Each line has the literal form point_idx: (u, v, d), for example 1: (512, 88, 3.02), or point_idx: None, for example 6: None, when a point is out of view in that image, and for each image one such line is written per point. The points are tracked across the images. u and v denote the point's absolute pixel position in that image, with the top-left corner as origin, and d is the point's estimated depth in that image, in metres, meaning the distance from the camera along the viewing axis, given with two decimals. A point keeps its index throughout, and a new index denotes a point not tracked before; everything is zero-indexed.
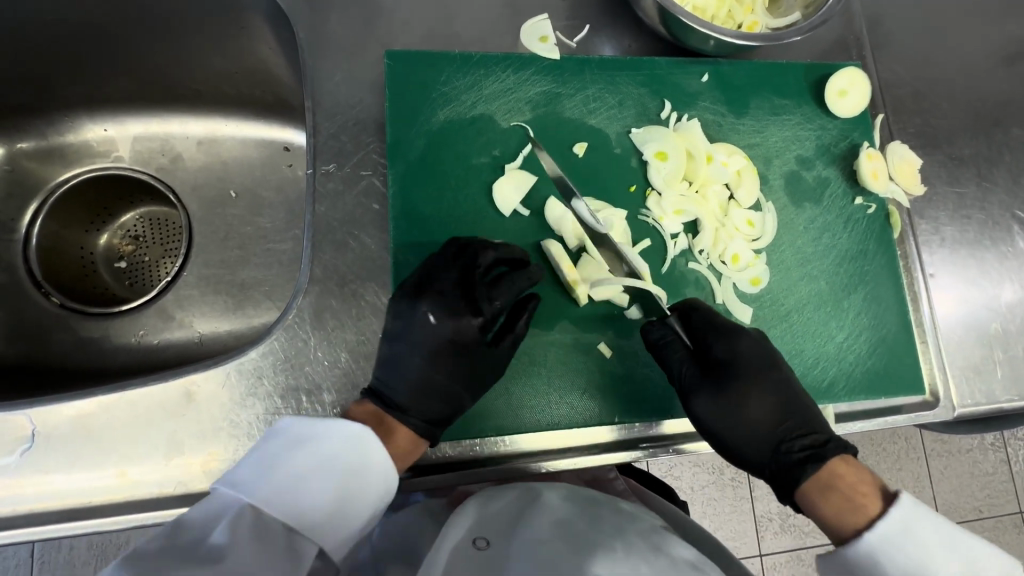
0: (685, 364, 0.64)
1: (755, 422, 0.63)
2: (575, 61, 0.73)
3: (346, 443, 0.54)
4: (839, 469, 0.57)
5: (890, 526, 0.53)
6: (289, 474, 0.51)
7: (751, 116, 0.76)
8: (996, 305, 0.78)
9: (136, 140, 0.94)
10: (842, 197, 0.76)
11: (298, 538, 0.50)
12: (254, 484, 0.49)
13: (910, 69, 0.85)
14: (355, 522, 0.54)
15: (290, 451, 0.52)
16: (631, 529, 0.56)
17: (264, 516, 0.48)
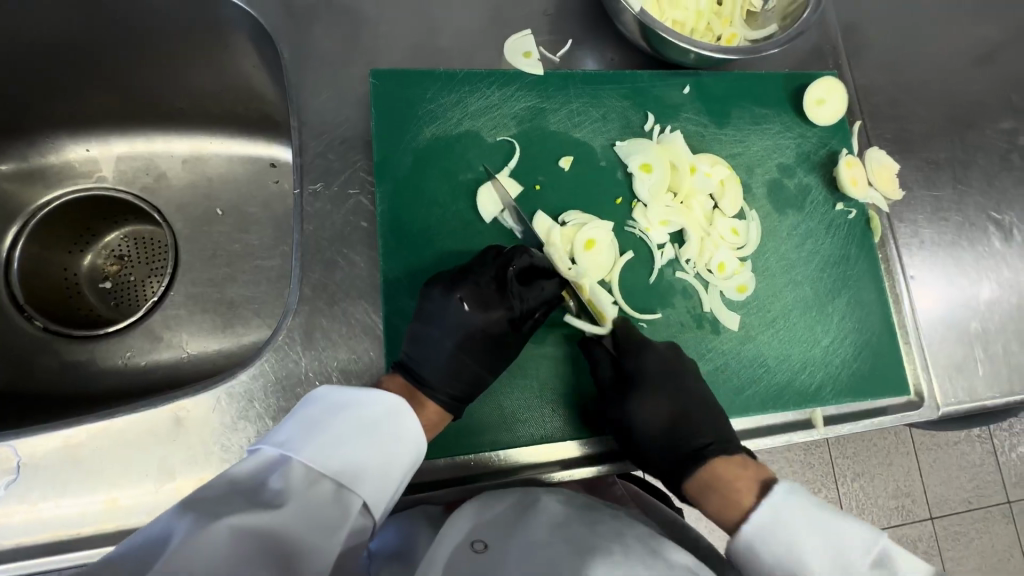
0: (605, 376, 0.65)
1: (660, 428, 0.65)
2: (558, 76, 0.74)
3: (385, 411, 0.55)
4: (725, 467, 0.61)
5: (756, 518, 0.55)
6: (329, 436, 0.51)
7: (733, 126, 0.77)
8: (975, 304, 0.80)
9: (119, 160, 0.93)
10: (823, 203, 0.78)
11: (346, 492, 0.50)
12: (296, 444, 0.50)
13: (884, 76, 0.87)
14: (395, 484, 0.54)
15: (325, 417, 0.53)
16: (631, 533, 0.56)
17: (312, 474, 0.49)
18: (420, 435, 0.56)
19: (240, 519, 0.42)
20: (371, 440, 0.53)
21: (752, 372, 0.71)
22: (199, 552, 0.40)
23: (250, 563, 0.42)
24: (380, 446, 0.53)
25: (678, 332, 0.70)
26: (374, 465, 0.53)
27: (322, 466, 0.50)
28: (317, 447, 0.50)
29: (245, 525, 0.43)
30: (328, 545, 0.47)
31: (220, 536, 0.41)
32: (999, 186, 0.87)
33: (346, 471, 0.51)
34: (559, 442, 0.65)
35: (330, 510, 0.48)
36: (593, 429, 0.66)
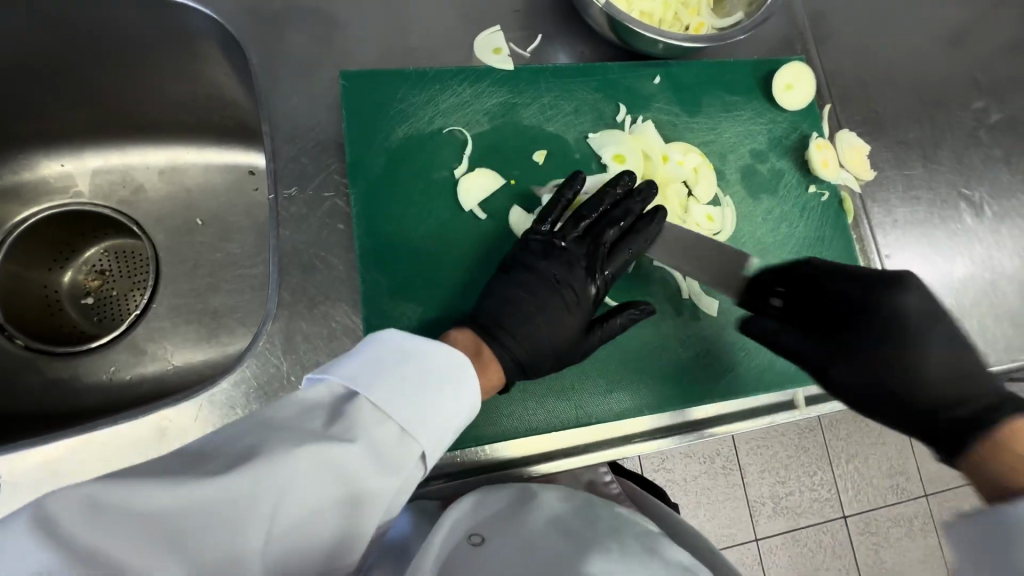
0: (789, 337, 0.67)
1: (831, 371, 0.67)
2: (529, 71, 0.74)
3: (446, 363, 0.52)
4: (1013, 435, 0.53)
5: None
6: (393, 379, 0.48)
7: (704, 114, 0.78)
8: (950, 281, 0.82)
9: (95, 174, 0.93)
10: (796, 186, 0.78)
11: (406, 440, 0.47)
12: (365, 380, 0.47)
13: (852, 59, 0.88)
14: (450, 439, 0.51)
15: (390, 359, 0.50)
16: (627, 531, 0.56)
17: (379, 414, 0.46)
18: (478, 395, 0.54)
19: (310, 455, 0.40)
20: (433, 389, 0.50)
21: (732, 357, 0.71)
22: (279, 475, 0.39)
23: (321, 494, 0.41)
24: (441, 399, 0.50)
25: (658, 319, 0.70)
26: (437, 419, 0.49)
27: (390, 408, 0.46)
28: (385, 386, 0.47)
29: (314, 462, 0.40)
30: (380, 498, 0.44)
31: (286, 471, 0.39)
32: (969, 164, 0.89)
33: (410, 418, 0.47)
34: (545, 433, 0.66)
35: (390, 456, 0.45)
36: (582, 420, 0.66)
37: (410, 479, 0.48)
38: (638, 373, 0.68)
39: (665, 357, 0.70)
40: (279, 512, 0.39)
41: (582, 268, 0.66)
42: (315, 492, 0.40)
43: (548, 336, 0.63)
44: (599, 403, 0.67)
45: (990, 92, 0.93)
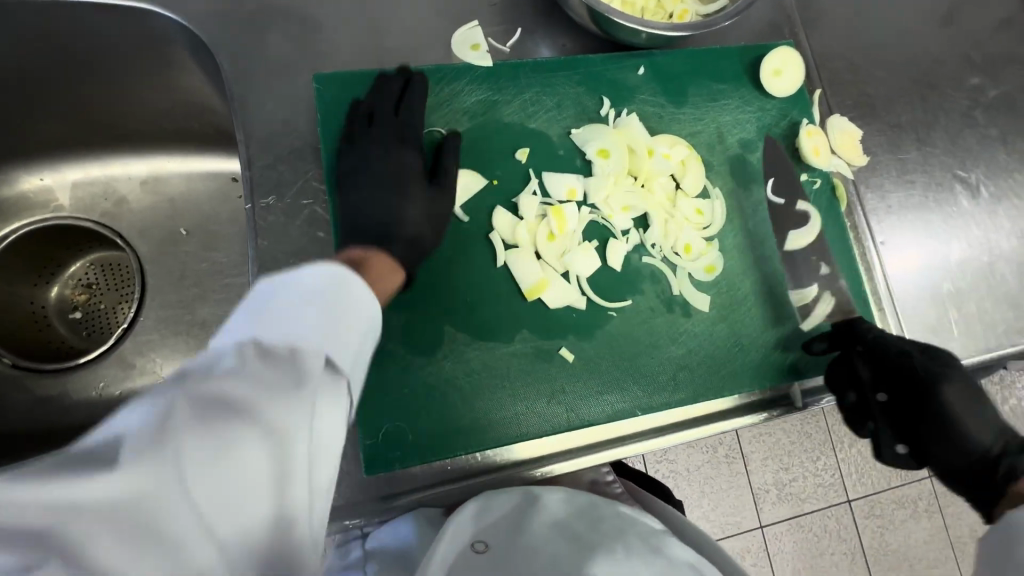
0: (907, 348, 0.68)
1: (976, 433, 0.64)
2: (509, 67, 0.72)
3: (330, 279, 0.40)
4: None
5: None
6: (279, 311, 0.37)
7: (691, 104, 0.76)
8: (946, 265, 0.80)
9: (75, 187, 0.91)
10: (787, 175, 0.77)
11: (301, 359, 0.36)
12: (247, 321, 0.36)
13: (842, 41, 0.86)
14: (355, 337, 0.40)
15: (260, 299, 0.38)
16: (631, 531, 0.56)
17: (256, 352, 0.34)
18: (373, 301, 0.43)
19: (180, 401, 0.31)
20: (335, 311, 0.39)
21: (727, 353, 0.69)
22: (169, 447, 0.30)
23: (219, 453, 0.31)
24: (348, 332, 0.39)
25: (650, 318, 0.68)
26: (338, 329, 0.39)
27: (267, 341, 0.35)
28: (270, 319, 0.36)
29: (186, 411, 0.31)
30: (297, 446, 0.34)
31: (156, 430, 0.30)
32: (964, 145, 0.87)
33: (294, 342, 0.36)
34: (536, 440, 0.64)
35: (289, 385, 0.34)
36: (574, 424, 0.64)
37: (338, 423, 0.38)
38: (629, 375, 0.67)
39: (657, 357, 0.68)
40: (161, 489, 0.29)
41: (411, 146, 0.69)
42: (200, 451, 0.31)
43: (432, 230, 0.64)
44: (590, 406, 0.65)
45: (985, 70, 0.91)
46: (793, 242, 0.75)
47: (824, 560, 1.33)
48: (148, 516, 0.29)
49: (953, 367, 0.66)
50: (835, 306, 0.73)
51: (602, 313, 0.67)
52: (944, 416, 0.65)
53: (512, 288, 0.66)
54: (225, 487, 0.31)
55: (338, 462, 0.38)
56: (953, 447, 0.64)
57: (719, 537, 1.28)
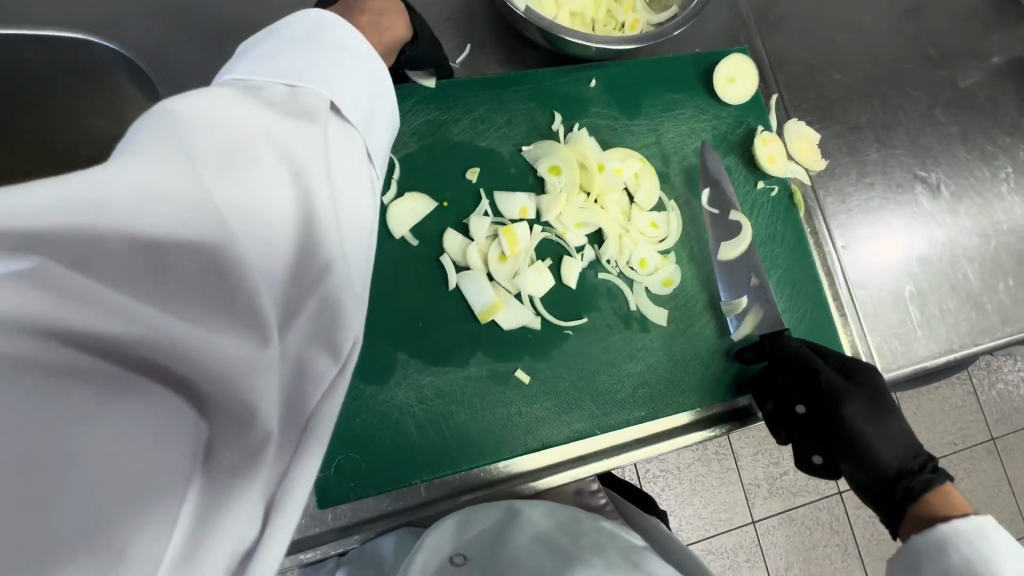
0: (825, 367, 0.65)
1: (883, 451, 0.63)
2: (457, 85, 0.70)
3: (310, 25, 0.42)
4: (950, 497, 0.58)
5: (962, 525, 0.53)
6: (271, 55, 0.38)
7: (644, 115, 0.75)
8: (911, 265, 0.80)
9: None
10: (744, 183, 0.76)
11: (301, 92, 0.37)
12: (244, 67, 0.37)
13: (798, 44, 0.85)
14: (359, 86, 0.41)
15: (250, 47, 0.39)
16: (612, 547, 0.60)
17: (254, 82, 0.36)
18: (369, 46, 0.44)
19: (195, 105, 0.31)
20: (326, 47, 0.41)
21: (688, 367, 0.69)
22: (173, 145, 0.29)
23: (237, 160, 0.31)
24: (345, 55, 0.41)
25: (606, 334, 0.68)
26: (333, 68, 0.40)
27: (266, 70, 0.37)
28: (264, 63, 0.37)
29: (201, 115, 0.31)
30: (319, 153, 0.35)
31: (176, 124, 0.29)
32: (924, 144, 0.86)
33: (295, 72, 0.37)
34: (498, 463, 0.64)
35: (293, 111, 0.36)
36: (534, 446, 0.64)
37: (356, 157, 0.39)
38: (587, 393, 0.66)
39: (617, 373, 0.67)
40: (200, 176, 0.28)
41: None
42: (230, 145, 0.31)
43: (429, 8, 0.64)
44: (550, 427, 0.64)
45: (943, 66, 0.91)
46: (723, 255, 0.71)
47: (817, 552, 1.33)
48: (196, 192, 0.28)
49: (866, 384, 0.65)
50: (762, 319, 0.69)
51: (557, 332, 0.66)
52: (851, 433, 0.63)
53: (464, 311, 0.65)
54: (263, 186, 0.31)
55: (368, 187, 0.39)
56: (858, 461, 0.63)
57: (712, 534, 1.28)
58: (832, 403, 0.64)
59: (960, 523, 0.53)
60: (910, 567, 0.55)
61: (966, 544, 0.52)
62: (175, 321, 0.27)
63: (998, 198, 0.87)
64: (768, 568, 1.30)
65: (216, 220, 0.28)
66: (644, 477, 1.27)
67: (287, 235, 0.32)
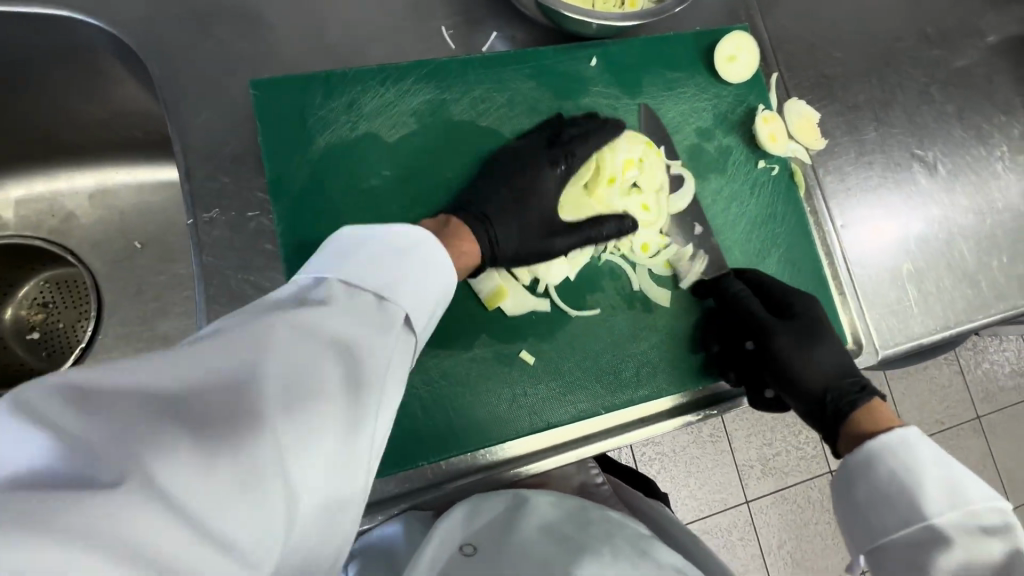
0: (755, 300, 0.66)
1: (813, 376, 0.63)
2: (456, 63, 0.69)
3: (404, 239, 0.53)
4: (882, 411, 0.58)
5: (886, 438, 0.53)
6: (360, 257, 0.49)
7: (646, 94, 0.74)
8: (908, 244, 0.81)
9: (20, 204, 0.85)
10: (745, 163, 0.76)
11: (385, 303, 0.47)
12: (339, 271, 0.47)
13: (799, 22, 0.85)
14: (428, 293, 0.51)
15: (352, 247, 0.51)
16: (619, 535, 0.55)
17: (353, 290, 0.46)
18: (448, 265, 0.55)
19: (293, 315, 0.40)
20: (409, 257, 0.52)
21: (692, 345, 0.69)
22: (263, 336, 0.38)
23: (317, 348, 0.39)
24: (423, 273, 0.52)
25: (610, 314, 0.68)
26: (409, 281, 0.50)
27: (361, 283, 0.47)
28: (356, 269, 0.48)
29: (291, 317, 0.40)
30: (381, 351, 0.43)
31: (268, 327, 0.39)
32: (921, 123, 0.87)
33: (382, 285, 0.48)
34: (503, 444, 0.63)
35: (370, 316, 0.45)
36: (539, 427, 0.64)
37: (401, 334, 0.47)
38: (593, 374, 0.66)
39: (621, 354, 0.67)
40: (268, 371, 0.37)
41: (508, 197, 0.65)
42: (308, 347, 0.39)
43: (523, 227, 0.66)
44: (555, 408, 0.65)
45: (940, 45, 0.91)
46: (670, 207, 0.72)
47: (807, 530, 1.36)
48: (273, 349, 0.38)
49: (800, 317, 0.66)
50: (709, 263, 0.71)
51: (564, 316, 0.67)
52: (782, 363, 0.63)
53: (467, 293, 0.65)
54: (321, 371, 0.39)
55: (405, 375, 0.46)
56: (790, 390, 0.64)
57: (706, 514, 1.30)
58: (768, 332, 0.64)
59: (886, 437, 0.53)
60: (845, 488, 0.55)
61: (892, 457, 0.52)
62: (264, 445, 0.34)
63: (993, 176, 0.87)
64: (761, 546, 1.32)
65: (275, 394, 0.36)
66: (641, 459, 1.28)
67: (337, 413, 0.38)
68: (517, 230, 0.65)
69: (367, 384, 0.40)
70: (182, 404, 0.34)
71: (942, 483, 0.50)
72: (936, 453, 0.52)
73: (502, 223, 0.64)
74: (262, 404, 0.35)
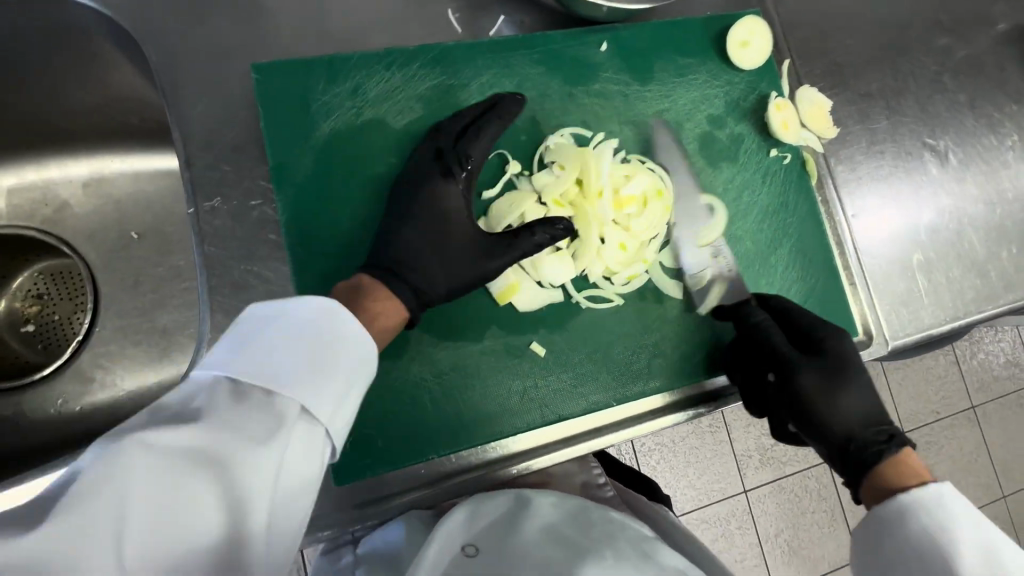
0: (779, 336, 0.63)
1: (837, 421, 0.60)
2: (463, 48, 0.67)
3: (314, 316, 0.47)
4: (912, 465, 0.55)
5: (920, 493, 0.51)
6: (261, 344, 0.44)
7: (657, 80, 0.73)
8: (918, 235, 0.80)
9: (10, 193, 0.82)
10: (757, 151, 0.75)
11: (274, 399, 0.42)
12: (231, 366, 0.43)
13: (810, 7, 0.83)
14: (336, 374, 0.46)
15: (248, 331, 0.45)
16: (621, 537, 0.54)
17: (241, 388, 0.42)
18: (364, 337, 0.49)
19: (155, 442, 0.37)
20: (317, 341, 0.46)
21: (704, 336, 0.69)
22: (114, 476, 0.35)
23: (178, 481, 0.37)
24: (331, 355, 0.46)
25: (621, 306, 0.67)
26: (311, 369, 0.44)
27: (248, 376, 0.42)
28: (248, 363, 0.43)
29: (150, 447, 0.36)
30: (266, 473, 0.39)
31: (121, 463, 0.35)
32: (932, 112, 0.86)
33: (273, 378, 0.43)
34: (514, 436, 0.62)
35: (256, 424, 0.40)
36: (550, 420, 0.63)
37: (305, 440, 0.43)
38: (604, 365, 0.65)
39: (633, 345, 0.66)
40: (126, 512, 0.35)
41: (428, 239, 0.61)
42: (172, 479, 0.37)
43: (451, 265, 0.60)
44: (567, 400, 0.64)
45: (951, 32, 0.89)
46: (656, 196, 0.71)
47: (804, 518, 1.37)
48: (127, 489, 0.35)
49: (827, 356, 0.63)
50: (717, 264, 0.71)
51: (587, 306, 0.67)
52: (800, 402, 0.61)
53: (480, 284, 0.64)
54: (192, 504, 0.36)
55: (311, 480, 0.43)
56: (807, 429, 0.62)
57: (705, 503, 1.31)
58: (788, 369, 0.62)
59: (918, 490, 0.52)
60: (869, 538, 0.54)
61: (926, 513, 0.50)
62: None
63: (1003, 166, 0.87)
64: (759, 534, 1.33)
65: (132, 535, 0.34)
66: (640, 450, 1.28)
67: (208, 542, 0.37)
68: (439, 269, 0.60)
69: (244, 515, 0.38)
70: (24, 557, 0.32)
71: (978, 546, 0.48)
72: (972, 515, 0.50)
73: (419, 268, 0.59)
74: (110, 550, 0.34)
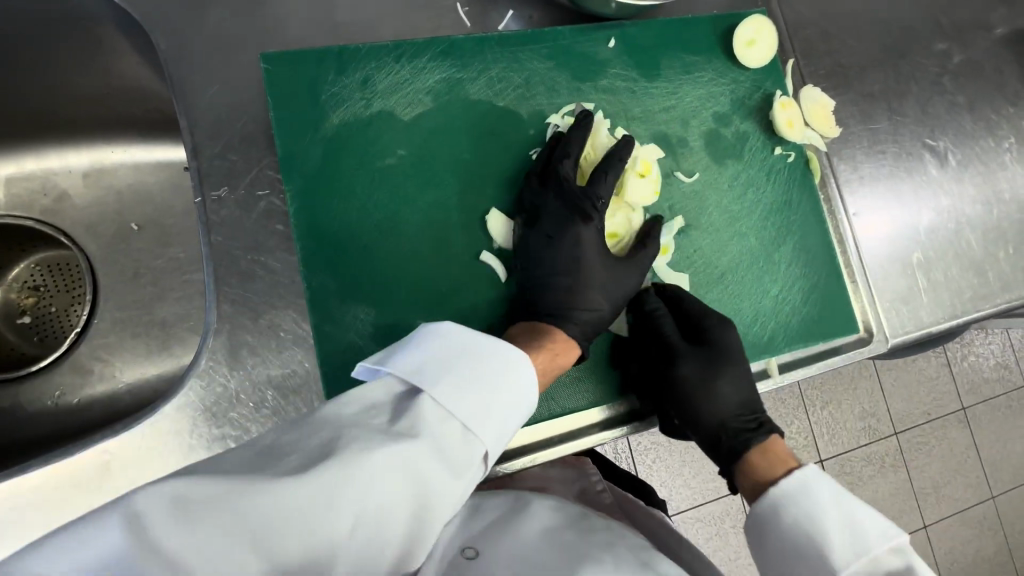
0: (671, 328, 0.67)
1: (715, 411, 0.65)
2: (472, 42, 0.68)
3: (504, 364, 0.51)
4: (776, 453, 0.61)
5: (784, 486, 0.55)
6: (458, 376, 0.48)
7: (664, 77, 0.73)
8: (916, 234, 0.81)
9: (9, 182, 0.81)
10: (761, 149, 0.75)
11: (470, 437, 0.47)
12: (429, 386, 0.46)
13: (815, 8, 0.84)
14: (511, 425, 0.50)
15: (448, 358, 0.49)
16: (620, 543, 0.53)
17: (442, 414, 0.46)
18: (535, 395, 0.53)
19: (392, 457, 0.41)
20: (502, 387, 0.50)
21: None
22: (352, 480, 0.39)
23: (391, 498, 0.41)
24: (512, 408, 0.50)
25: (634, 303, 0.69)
26: (495, 414, 0.49)
27: (451, 408, 0.46)
28: (450, 391, 0.47)
29: (387, 462, 0.41)
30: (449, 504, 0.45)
31: (362, 468, 0.40)
32: (932, 113, 0.87)
33: (471, 416, 0.47)
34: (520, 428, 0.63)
35: (447, 461, 0.45)
36: (557, 412, 0.65)
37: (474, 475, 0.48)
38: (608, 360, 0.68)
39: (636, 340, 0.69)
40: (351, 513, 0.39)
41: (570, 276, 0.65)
42: (388, 492, 0.41)
43: (608, 303, 0.66)
44: (572, 393, 0.65)
45: (950, 36, 0.90)
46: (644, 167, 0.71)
47: None
48: (364, 494, 0.39)
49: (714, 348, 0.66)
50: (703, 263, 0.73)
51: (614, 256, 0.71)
52: (685, 394, 0.65)
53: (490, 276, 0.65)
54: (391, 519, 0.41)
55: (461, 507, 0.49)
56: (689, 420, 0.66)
57: (700, 501, 1.31)
58: (674, 360, 0.66)
59: (782, 483, 0.55)
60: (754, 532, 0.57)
61: (790, 505, 0.54)
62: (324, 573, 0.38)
63: (1000, 167, 0.88)
64: None
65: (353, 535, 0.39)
66: (636, 448, 1.29)
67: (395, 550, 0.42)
68: (593, 310, 0.65)
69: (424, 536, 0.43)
70: (279, 530, 0.36)
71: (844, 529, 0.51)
72: (841, 498, 0.53)
73: (578, 306, 0.65)
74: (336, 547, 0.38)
